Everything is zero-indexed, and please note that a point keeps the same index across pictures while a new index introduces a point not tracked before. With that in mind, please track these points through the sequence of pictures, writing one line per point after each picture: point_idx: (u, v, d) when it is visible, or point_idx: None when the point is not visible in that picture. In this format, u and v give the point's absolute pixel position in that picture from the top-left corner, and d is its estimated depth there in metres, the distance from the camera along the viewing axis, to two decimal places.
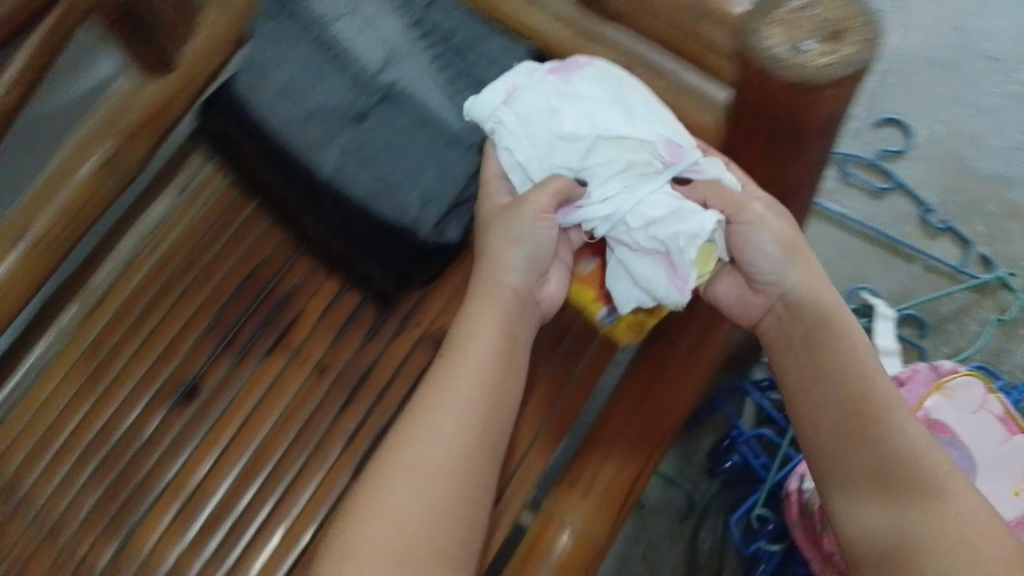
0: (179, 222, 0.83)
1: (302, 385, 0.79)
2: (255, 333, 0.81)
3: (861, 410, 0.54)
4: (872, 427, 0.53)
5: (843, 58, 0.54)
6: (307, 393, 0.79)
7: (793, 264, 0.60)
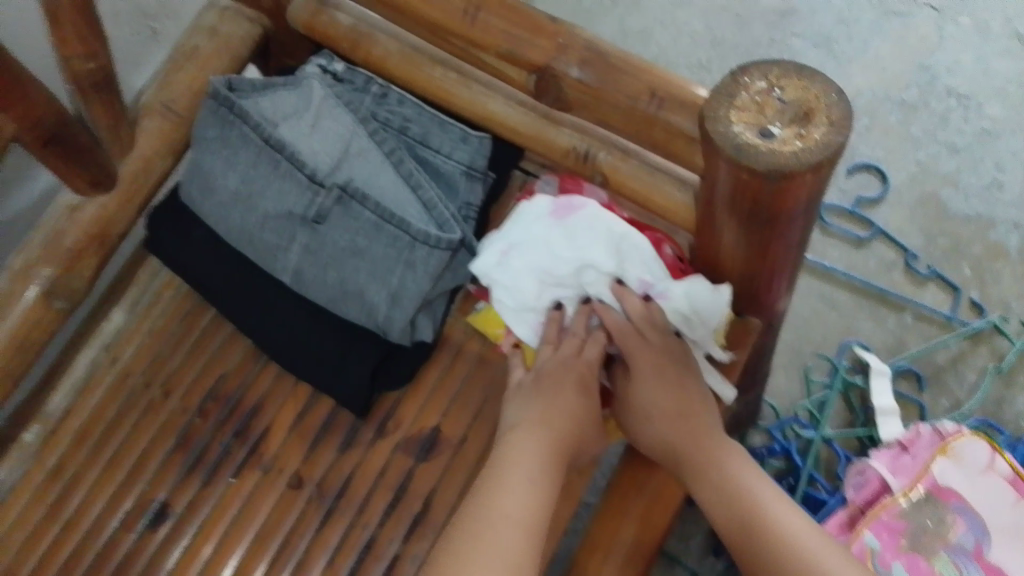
0: (131, 336, 0.74)
1: (277, 501, 0.69)
2: (222, 450, 0.71)
3: (731, 506, 0.57)
4: (738, 509, 0.56)
5: (812, 143, 0.48)
6: (284, 512, 0.69)
7: (666, 388, 0.61)
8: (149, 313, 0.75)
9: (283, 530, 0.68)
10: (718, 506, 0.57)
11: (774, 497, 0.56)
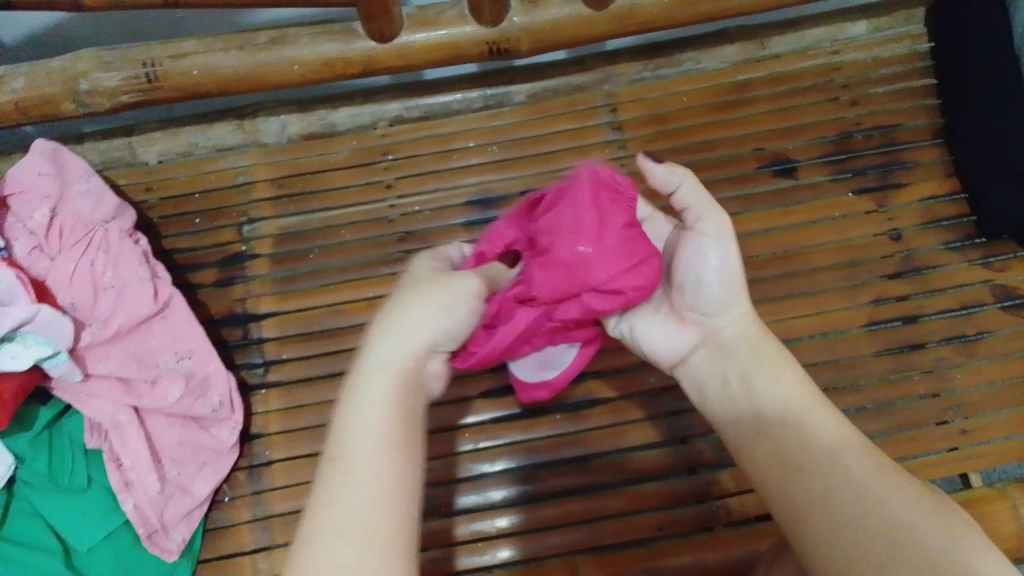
0: (193, 257, 0.73)
1: (282, 408, 0.67)
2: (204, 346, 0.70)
3: (774, 366, 0.47)
4: (774, 376, 0.46)
5: None
6: (285, 417, 0.67)
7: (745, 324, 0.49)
8: (181, 241, 0.73)
9: (309, 427, 0.67)
10: (787, 478, 0.42)
11: (831, 417, 0.43)
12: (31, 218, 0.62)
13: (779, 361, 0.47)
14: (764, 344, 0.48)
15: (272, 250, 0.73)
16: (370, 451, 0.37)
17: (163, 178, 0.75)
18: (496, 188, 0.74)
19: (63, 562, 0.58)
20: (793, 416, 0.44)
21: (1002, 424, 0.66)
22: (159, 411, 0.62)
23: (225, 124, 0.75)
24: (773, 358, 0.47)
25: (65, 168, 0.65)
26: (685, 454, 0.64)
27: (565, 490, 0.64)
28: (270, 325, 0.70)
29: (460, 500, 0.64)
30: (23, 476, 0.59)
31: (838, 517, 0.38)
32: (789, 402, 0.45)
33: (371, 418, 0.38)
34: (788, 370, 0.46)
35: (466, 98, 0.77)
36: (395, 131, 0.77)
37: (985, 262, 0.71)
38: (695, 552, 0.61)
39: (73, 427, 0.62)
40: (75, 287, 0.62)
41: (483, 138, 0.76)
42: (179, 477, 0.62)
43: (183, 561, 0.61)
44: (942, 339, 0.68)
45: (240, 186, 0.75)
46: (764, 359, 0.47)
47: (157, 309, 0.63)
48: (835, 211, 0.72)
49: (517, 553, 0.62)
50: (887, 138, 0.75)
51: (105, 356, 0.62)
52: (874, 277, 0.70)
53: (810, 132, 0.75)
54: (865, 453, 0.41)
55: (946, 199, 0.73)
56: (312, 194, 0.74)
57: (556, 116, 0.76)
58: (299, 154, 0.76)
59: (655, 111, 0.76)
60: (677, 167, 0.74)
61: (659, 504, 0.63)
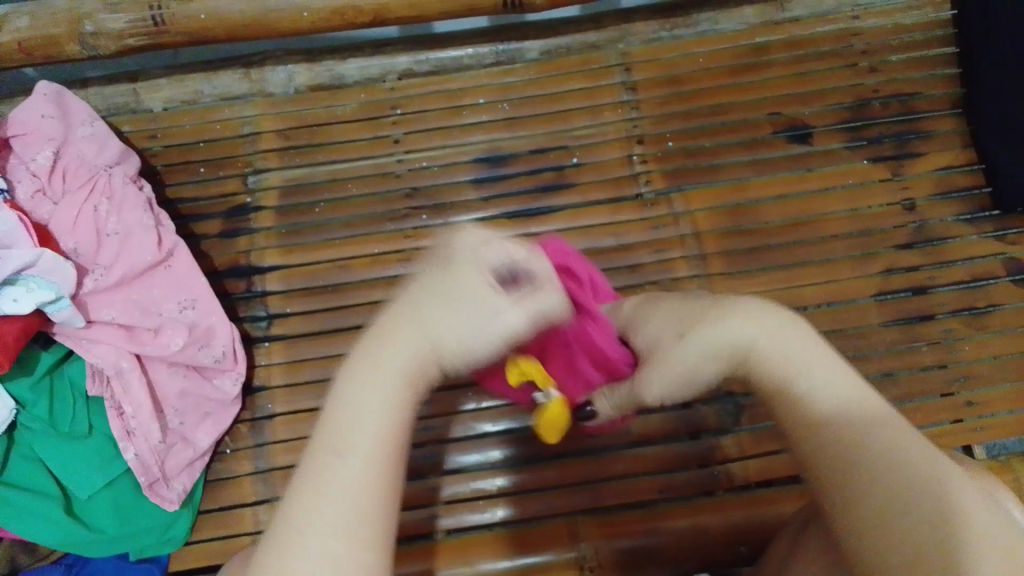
0: (196, 206, 0.72)
1: (285, 361, 0.67)
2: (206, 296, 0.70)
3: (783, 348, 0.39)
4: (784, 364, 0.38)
5: None
6: (288, 371, 0.66)
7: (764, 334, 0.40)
8: (184, 190, 0.72)
9: (312, 380, 0.66)
10: (834, 489, 0.35)
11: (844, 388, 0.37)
12: (34, 160, 0.61)
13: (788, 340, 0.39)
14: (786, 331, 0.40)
15: (277, 202, 0.72)
16: (367, 438, 0.33)
17: (167, 126, 0.74)
18: (506, 146, 0.73)
19: (62, 507, 0.58)
20: (813, 408, 0.37)
21: (1007, 397, 0.66)
22: (161, 360, 0.62)
23: (230, 72, 0.74)
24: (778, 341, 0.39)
25: (68, 111, 0.64)
26: (689, 419, 0.64)
27: (567, 452, 0.63)
28: (275, 277, 0.69)
29: (460, 458, 0.63)
30: (24, 421, 0.59)
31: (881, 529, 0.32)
32: (802, 395, 0.37)
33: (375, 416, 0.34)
34: (790, 347, 0.39)
35: (477, 52, 0.75)
36: (404, 83, 0.75)
37: (998, 235, 0.70)
38: (695, 516, 0.61)
39: (75, 372, 0.61)
40: (77, 233, 0.61)
41: (494, 93, 0.74)
42: (179, 426, 0.62)
43: (184, 512, 0.62)
44: (951, 311, 0.68)
45: (245, 136, 0.73)
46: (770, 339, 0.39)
47: (161, 258, 0.62)
48: (849, 178, 0.71)
49: (517, 512, 0.62)
50: (905, 107, 0.73)
51: (107, 303, 0.61)
52: (885, 247, 0.69)
53: (827, 98, 0.74)
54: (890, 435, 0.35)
55: (962, 170, 0.72)
56: (318, 146, 0.73)
57: (569, 75, 0.75)
58: (306, 105, 0.74)
59: (670, 72, 0.74)
60: (690, 130, 0.73)
61: (661, 468, 0.63)
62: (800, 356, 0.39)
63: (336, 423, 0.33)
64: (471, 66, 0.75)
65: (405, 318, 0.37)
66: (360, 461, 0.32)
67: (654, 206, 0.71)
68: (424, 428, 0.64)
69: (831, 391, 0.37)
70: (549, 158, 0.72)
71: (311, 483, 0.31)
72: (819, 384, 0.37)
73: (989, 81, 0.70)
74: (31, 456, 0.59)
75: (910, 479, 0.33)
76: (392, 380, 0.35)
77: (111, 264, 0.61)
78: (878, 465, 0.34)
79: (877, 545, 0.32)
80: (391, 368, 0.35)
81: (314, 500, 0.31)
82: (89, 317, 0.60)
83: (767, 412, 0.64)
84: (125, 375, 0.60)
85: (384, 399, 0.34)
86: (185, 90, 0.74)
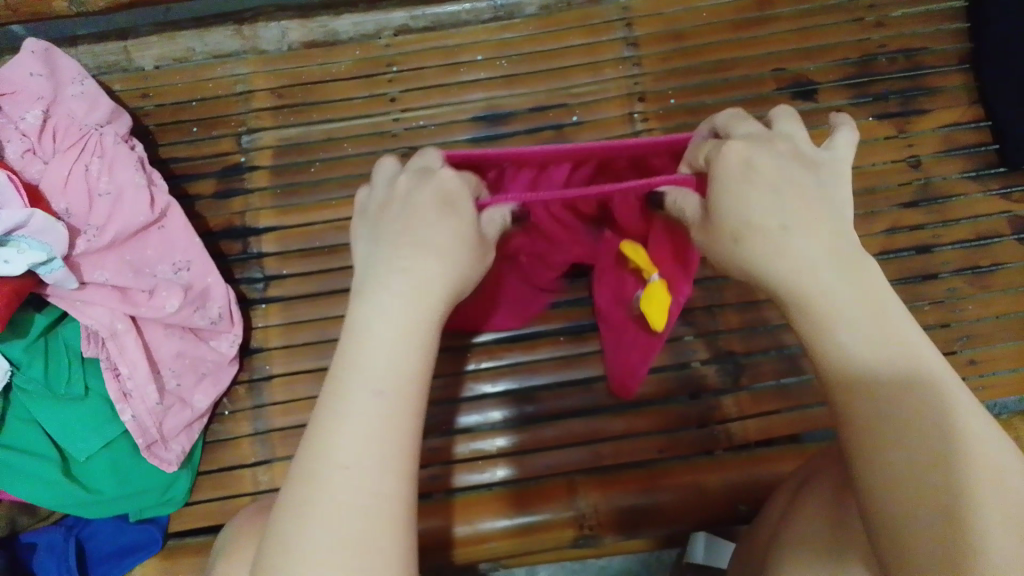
0: (190, 167, 0.71)
1: (283, 323, 0.66)
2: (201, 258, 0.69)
3: (847, 292, 0.37)
4: (833, 306, 0.36)
5: None
6: (285, 333, 0.66)
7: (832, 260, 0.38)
8: (177, 149, 0.71)
9: (310, 342, 0.66)
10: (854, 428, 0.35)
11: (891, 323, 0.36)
12: (22, 119, 0.60)
13: (848, 277, 0.37)
14: (840, 267, 0.37)
15: (272, 162, 0.70)
16: (370, 406, 0.33)
17: (159, 85, 0.72)
18: (504, 104, 0.71)
19: (60, 468, 0.58)
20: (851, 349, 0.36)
21: (1011, 356, 0.65)
22: (156, 322, 0.61)
23: (222, 29, 0.72)
24: (833, 277, 0.37)
25: (57, 69, 0.63)
26: (689, 379, 0.64)
27: (567, 411, 0.63)
28: (271, 237, 0.68)
29: (459, 419, 0.63)
30: (20, 382, 0.58)
31: (883, 476, 0.33)
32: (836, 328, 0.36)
33: (382, 380, 0.34)
34: (846, 282, 0.37)
35: (474, 6, 0.73)
36: (401, 38, 0.73)
37: (1005, 193, 0.69)
38: (695, 475, 0.61)
39: (70, 334, 0.61)
40: (69, 194, 0.60)
41: (493, 49, 0.73)
42: (177, 388, 0.62)
43: (183, 472, 0.62)
44: (955, 271, 0.67)
45: (239, 94, 0.72)
46: (832, 274, 0.37)
47: (154, 219, 0.62)
48: (854, 135, 0.70)
49: (517, 471, 0.62)
50: (911, 63, 0.72)
51: (101, 266, 0.60)
52: (890, 206, 0.68)
53: (832, 53, 0.72)
54: (914, 380, 0.34)
55: (969, 127, 0.71)
56: (313, 104, 0.72)
57: (569, 31, 0.73)
58: (300, 63, 0.73)
59: (672, 27, 0.73)
60: (691, 87, 0.71)
61: (661, 427, 0.63)
62: (856, 292, 0.37)
63: (327, 420, 0.33)
64: (469, 23, 0.74)
65: (412, 268, 0.38)
66: (379, 411, 0.33)
67: None
68: None
69: (848, 340, 0.36)
70: (549, 116, 0.71)
71: (312, 462, 0.32)
72: (868, 317, 0.36)
73: (995, 36, 0.69)
74: (27, 418, 0.59)
75: (916, 429, 0.33)
76: (393, 346, 0.35)
77: (103, 225, 0.60)
78: (890, 406, 0.34)
79: (886, 494, 0.33)
80: (377, 350, 0.35)
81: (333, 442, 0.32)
82: (83, 279, 0.60)
83: (768, 372, 0.64)
84: (120, 337, 0.60)
85: (389, 366, 0.34)
86: (176, 48, 0.72)
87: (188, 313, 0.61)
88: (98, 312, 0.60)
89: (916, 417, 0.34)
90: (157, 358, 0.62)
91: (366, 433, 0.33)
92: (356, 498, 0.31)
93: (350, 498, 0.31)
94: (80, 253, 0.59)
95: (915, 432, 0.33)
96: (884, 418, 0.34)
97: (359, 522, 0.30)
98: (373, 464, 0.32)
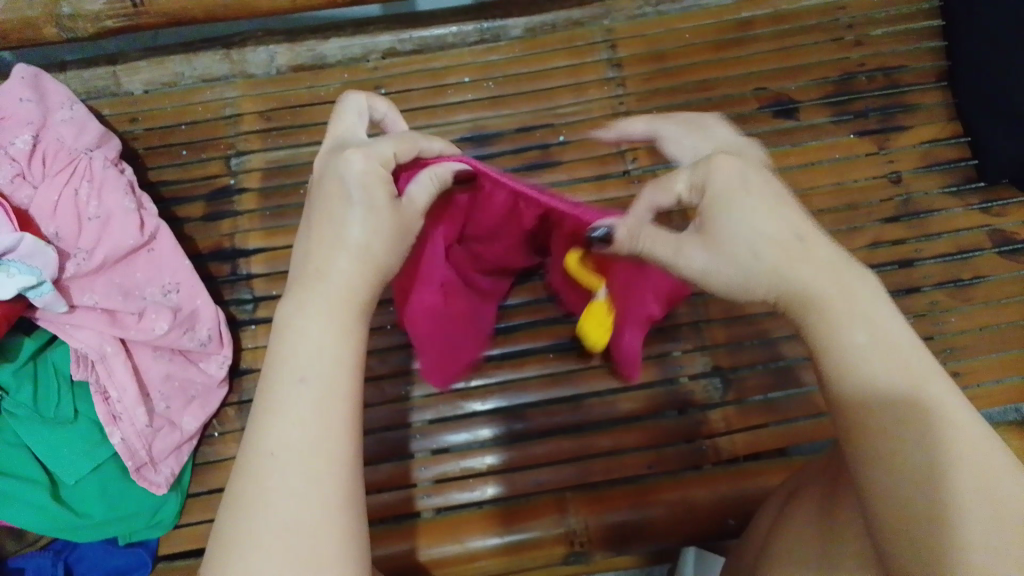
0: (178, 189, 0.71)
1: (271, 344, 0.66)
2: None
3: (861, 314, 0.36)
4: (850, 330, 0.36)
5: None
6: None
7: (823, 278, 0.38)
8: (165, 173, 0.72)
9: None
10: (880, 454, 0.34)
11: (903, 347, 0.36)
12: (12, 144, 0.61)
13: (857, 299, 0.37)
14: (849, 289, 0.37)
15: (260, 184, 0.71)
16: (305, 398, 0.33)
17: (148, 109, 0.73)
18: (491, 124, 0.72)
19: (49, 493, 0.58)
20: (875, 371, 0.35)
21: (995, 368, 0.66)
22: (146, 344, 0.62)
23: (211, 54, 0.73)
24: (845, 301, 0.37)
25: (46, 94, 0.63)
26: (676, 395, 0.64)
27: (556, 428, 0.63)
28: (259, 258, 0.69)
29: (448, 438, 0.63)
30: (9, 406, 0.59)
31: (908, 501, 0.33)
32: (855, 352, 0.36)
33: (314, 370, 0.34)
34: (856, 303, 0.37)
35: (459, 29, 0.74)
36: (387, 61, 0.74)
37: (984, 207, 0.70)
38: (684, 491, 0.61)
39: (59, 356, 0.61)
40: (58, 218, 0.60)
41: (479, 70, 0.74)
42: (166, 410, 0.62)
43: (172, 495, 0.61)
44: (937, 284, 0.68)
45: (227, 118, 0.73)
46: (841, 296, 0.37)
47: (143, 241, 0.62)
48: (835, 152, 0.71)
49: (507, 489, 0.62)
50: (889, 80, 0.73)
51: (91, 289, 0.61)
52: (872, 221, 0.69)
53: (812, 72, 0.73)
54: (930, 401, 0.34)
55: (947, 143, 0.72)
56: (302, 127, 0.72)
57: (553, 53, 0.74)
58: (288, 86, 0.74)
59: (656, 48, 0.74)
60: (675, 107, 0.72)
61: (650, 443, 0.63)
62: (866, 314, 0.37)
63: (267, 415, 0.33)
64: (454, 46, 0.75)
65: (338, 255, 0.38)
66: (313, 400, 0.33)
67: (641, 182, 0.70)
68: (413, 409, 0.64)
69: (873, 332, 0.36)
70: (534, 136, 0.72)
71: (258, 468, 0.32)
72: (885, 343, 0.36)
73: (970, 54, 0.70)
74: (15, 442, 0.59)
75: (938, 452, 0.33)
76: (322, 334, 0.35)
77: (93, 249, 0.61)
78: (919, 432, 0.34)
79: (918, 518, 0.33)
80: (308, 341, 0.35)
81: (273, 438, 0.33)
82: (72, 303, 0.60)
83: (754, 387, 0.64)
84: (109, 360, 0.60)
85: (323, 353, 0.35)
86: (165, 73, 0.73)
87: (178, 335, 0.61)
88: (87, 335, 0.60)
89: (937, 439, 0.33)
90: (146, 381, 0.62)
91: (307, 430, 0.33)
92: (299, 502, 0.31)
93: (298, 504, 0.31)
94: (69, 277, 0.60)
95: (941, 455, 0.33)
96: (914, 441, 0.33)
97: (297, 524, 0.31)
98: (315, 461, 0.32)
